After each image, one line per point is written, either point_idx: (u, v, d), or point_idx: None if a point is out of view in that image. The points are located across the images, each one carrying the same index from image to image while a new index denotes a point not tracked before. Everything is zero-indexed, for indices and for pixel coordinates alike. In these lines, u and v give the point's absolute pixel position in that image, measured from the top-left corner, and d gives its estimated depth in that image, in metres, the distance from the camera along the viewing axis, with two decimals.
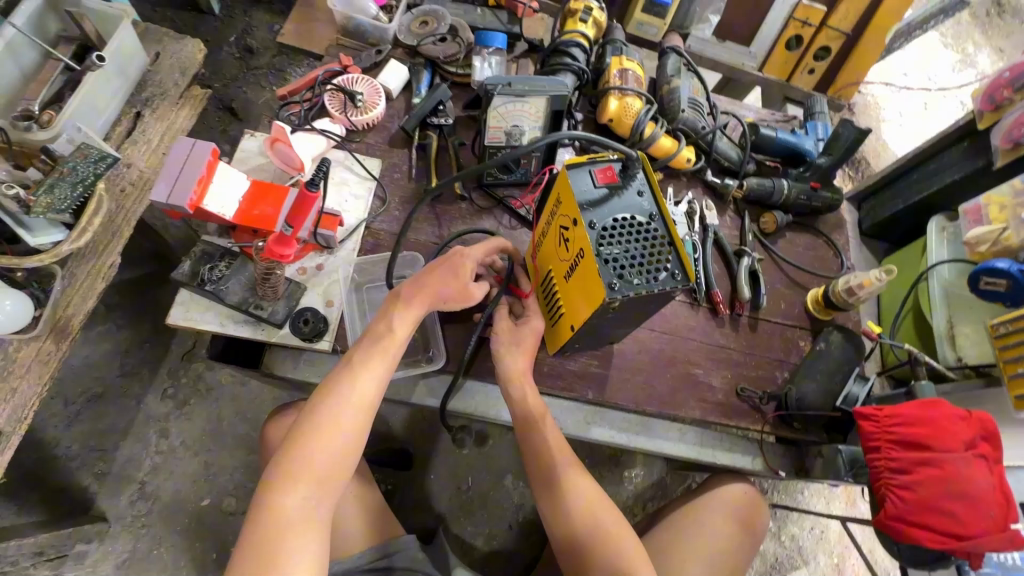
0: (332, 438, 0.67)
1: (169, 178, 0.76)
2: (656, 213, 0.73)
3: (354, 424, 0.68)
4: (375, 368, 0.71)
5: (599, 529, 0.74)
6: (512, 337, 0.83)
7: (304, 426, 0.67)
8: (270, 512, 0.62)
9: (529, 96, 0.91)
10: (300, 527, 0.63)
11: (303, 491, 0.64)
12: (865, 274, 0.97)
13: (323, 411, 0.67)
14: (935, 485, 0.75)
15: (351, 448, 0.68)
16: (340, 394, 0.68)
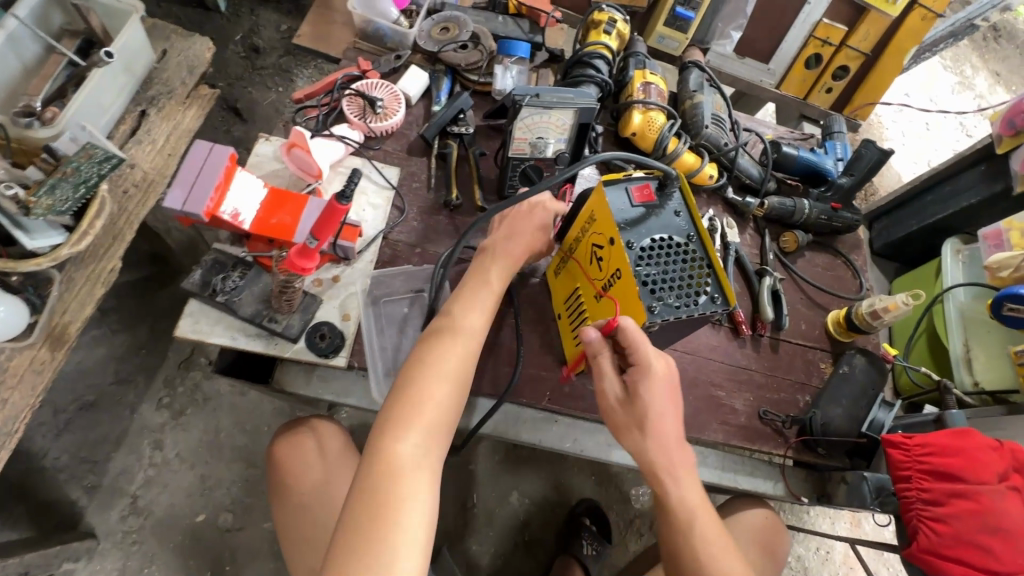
0: (440, 381, 0.66)
1: (184, 184, 0.72)
2: (694, 233, 0.71)
3: (460, 368, 0.68)
4: (474, 317, 0.72)
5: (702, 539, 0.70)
6: (632, 415, 0.67)
7: (414, 372, 0.66)
8: (383, 458, 0.60)
9: (556, 109, 0.88)
10: (415, 472, 0.60)
11: (415, 434, 0.62)
12: (891, 298, 0.95)
13: (429, 360, 0.67)
14: (970, 518, 0.73)
15: (457, 397, 0.67)
16: (449, 344, 0.69)
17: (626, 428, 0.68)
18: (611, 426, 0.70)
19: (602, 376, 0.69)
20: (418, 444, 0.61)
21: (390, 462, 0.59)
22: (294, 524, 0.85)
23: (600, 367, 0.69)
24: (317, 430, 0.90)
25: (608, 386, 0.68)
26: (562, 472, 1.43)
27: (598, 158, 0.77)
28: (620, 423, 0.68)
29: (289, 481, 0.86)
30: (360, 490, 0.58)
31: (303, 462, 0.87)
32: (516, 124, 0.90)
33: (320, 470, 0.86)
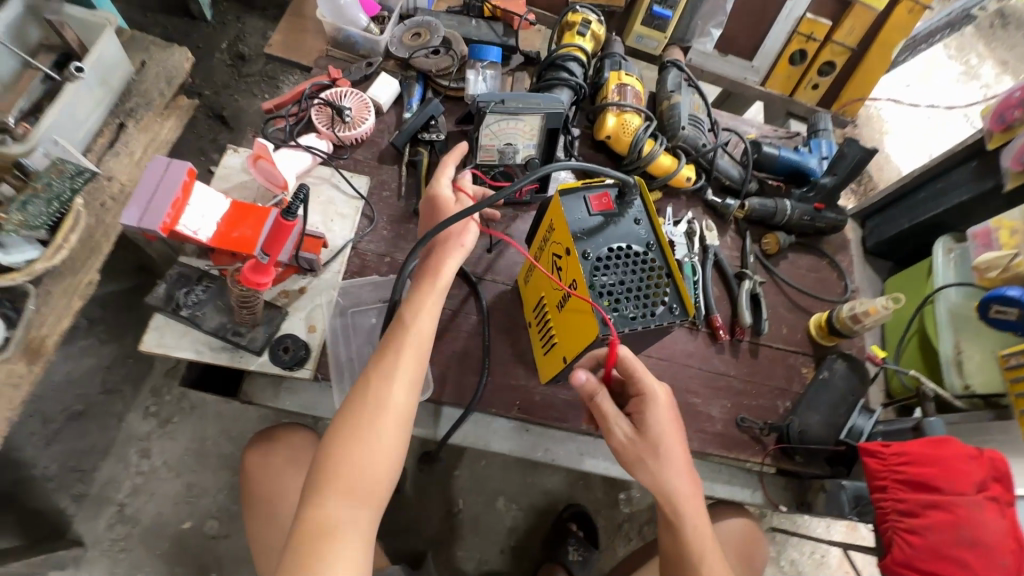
0: (373, 452, 0.60)
1: (140, 200, 0.72)
2: (654, 242, 0.70)
3: (395, 434, 0.61)
4: (405, 370, 0.64)
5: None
6: (647, 448, 0.66)
7: (346, 426, 0.61)
8: (311, 522, 0.57)
9: (523, 114, 0.87)
10: (342, 538, 0.56)
11: (343, 495, 0.58)
12: (870, 302, 0.93)
13: (364, 409, 0.61)
14: (946, 531, 0.71)
15: (393, 448, 0.61)
16: (376, 414, 0.61)
17: (642, 463, 0.67)
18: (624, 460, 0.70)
19: (608, 416, 0.67)
20: (355, 517, 0.58)
21: (322, 529, 0.56)
22: (264, 533, 0.85)
23: (602, 406, 0.68)
24: (290, 439, 0.91)
25: (614, 422, 0.67)
26: (549, 477, 1.42)
27: (555, 168, 0.70)
28: (631, 458, 0.68)
29: (260, 490, 0.87)
30: (291, 559, 0.56)
31: (274, 471, 0.88)
32: (482, 131, 0.89)
33: (290, 479, 0.87)
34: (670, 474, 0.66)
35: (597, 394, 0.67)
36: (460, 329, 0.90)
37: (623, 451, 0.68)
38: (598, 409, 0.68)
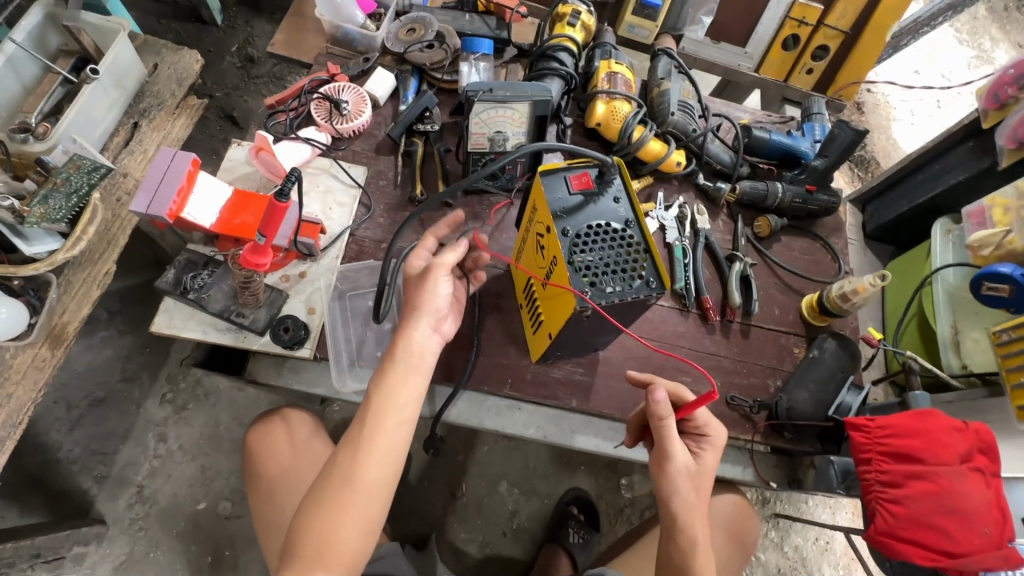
0: (348, 530, 0.62)
1: (149, 189, 0.77)
2: (632, 219, 0.72)
3: (369, 511, 0.63)
4: (382, 441, 0.65)
5: None
6: (699, 478, 0.74)
7: (330, 494, 0.63)
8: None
9: (512, 102, 0.90)
10: None
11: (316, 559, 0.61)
12: (859, 280, 0.94)
13: (342, 474, 0.64)
14: (927, 500, 0.72)
15: (369, 515, 0.63)
16: (347, 492, 0.63)
17: (683, 486, 0.73)
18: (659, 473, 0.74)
19: (673, 445, 0.72)
20: None
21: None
22: (266, 505, 0.90)
23: (671, 436, 0.72)
24: (290, 418, 0.96)
25: (677, 452, 0.72)
26: (551, 462, 1.44)
27: (531, 148, 0.76)
28: (677, 485, 0.72)
29: (262, 466, 0.92)
30: None
31: (273, 448, 0.93)
32: (472, 119, 0.92)
33: (289, 454, 0.92)
34: (693, 496, 0.73)
35: (665, 421, 0.72)
36: None
37: (668, 476, 0.73)
38: (666, 436, 0.72)
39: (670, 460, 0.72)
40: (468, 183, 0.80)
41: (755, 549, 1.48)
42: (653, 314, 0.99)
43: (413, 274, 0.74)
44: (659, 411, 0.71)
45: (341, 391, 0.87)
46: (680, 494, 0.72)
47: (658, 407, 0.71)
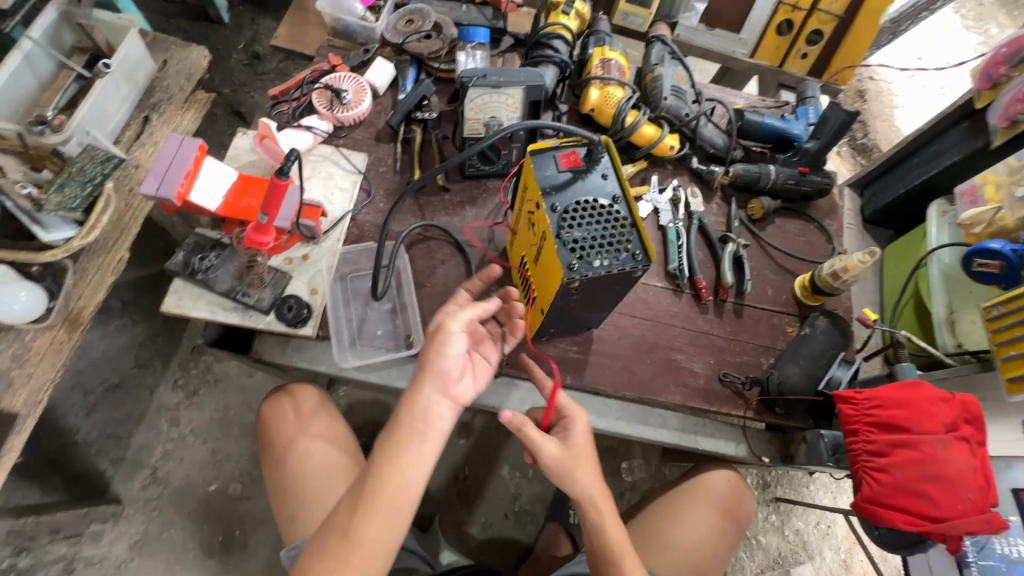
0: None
1: (157, 173, 0.81)
2: (619, 195, 0.74)
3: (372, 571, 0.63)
4: (389, 500, 0.63)
5: None
6: (573, 460, 0.75)
7: (335, 547, 0.63)
8: None
9: (506, 88, 0.92)
10: None
11: None
12: (849, 258, 0.96)
13: (353, 531, 0.63)
14: (912, 467, 0.73)
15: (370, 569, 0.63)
16: (349, 553, 0.62)
17: (570, 475, 0.75)
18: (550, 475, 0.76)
19: (537, 443, 0.74)
20: None
21: None
22: (275, 473, 0.94)
23: (534, 436, 0.74)
24: (298, 392, 1.00)
25: (543, 446, 0.74)
26: None
27: (528, 125, 0.85)
28: (561, 475, 0.75)
29: (271, 436, 0.97)
30: None
31: (282, 419, 0.97)
32: (468, 105, 0.95)
33: (297, 425, 0.97)
34: (586, 483, 0.75)
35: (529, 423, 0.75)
36: (451, 292, 0.97)
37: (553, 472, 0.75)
38: (530, 440, 0.74)
39: (544, 457, 0.74)
40: (463, 157, 0.89)
41: (756, 533, 1.49)
42: (647, 294, 1.02)
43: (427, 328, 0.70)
44: (517, 422, 0.74)
45: (343, 366, 0.90)
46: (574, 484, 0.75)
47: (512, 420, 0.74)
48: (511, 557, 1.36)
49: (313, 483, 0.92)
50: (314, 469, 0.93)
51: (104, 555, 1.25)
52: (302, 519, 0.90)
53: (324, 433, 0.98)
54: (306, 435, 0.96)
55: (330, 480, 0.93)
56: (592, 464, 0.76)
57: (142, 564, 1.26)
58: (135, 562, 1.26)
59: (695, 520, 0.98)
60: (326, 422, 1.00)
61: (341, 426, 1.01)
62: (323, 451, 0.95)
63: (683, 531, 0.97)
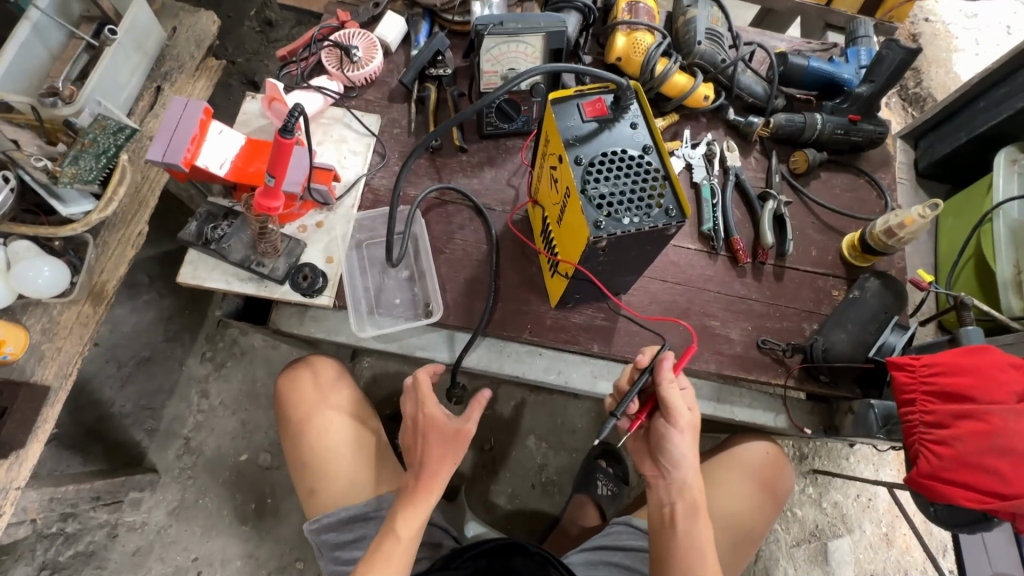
0: None
1: (164, 137, 0.78)
2: (651, 146, 0.68)
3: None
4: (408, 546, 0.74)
5: None
6: (696, 432, 0.72)
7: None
8: None
9: (524, 35, 0.86)
10: None
11: None
12: (906, 213, 0.87)
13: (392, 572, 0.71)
14: (977, 440, 0.66)
15: None
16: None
17: (685, 447, 0.71)
18: (660, 437, 0.72)
19: (677, 406, 0.69)
20: None
21: None
22: (293, 445, 0.94)
23: (675, 398, 0.69)
24: (316, 365, 0.99)
25: (681, 411, 0.69)
26: (579, 417, 1.43)
27: (550, 68, 0.76)
28: (678, 445, 0.71)
29: (290, 408, 0.95)
30: None
31: (300, 393, 0.96)
32: (484, 56, 0.88)
33: (316, 397, 0.96)
34: (693, 459, 0.72)
35: (674, 385, 0.69)
36: (470, 259, 0.93)
37: (669, 437, 0.71)
38: (671, 402, 0.69)
39: (678, 422, 0.70)
40: (482, 105, 0.79)
41: (792, 505, 1.44)
42: (679, 258, 0.95)
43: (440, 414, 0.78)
44: (667, 376, 0.69)
45: (361, 336, 0.88)
46: (676, 454, 0.71)
47: (665, 373, 0.69)
48: (538, 528, 1.34)
49: (333, 456, 0.91)
50: (333, 443, 0.93)
51: (144, 521, 1.29)
52: (323, 492, 0.90)
53: (342, 405, 0.96)
54: (323, 408, 0.95)
55: (349, 454, 0.92)
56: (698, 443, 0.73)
57: (181, 529, 1.30)
58: (174, 527, 1.30)
59: (731, 494, 0.93)
60: (344, 394, 0.98)
61: (359, 397, 0.99)
62: (340, 424, 0.94)
63: (718, 505, 0.92)
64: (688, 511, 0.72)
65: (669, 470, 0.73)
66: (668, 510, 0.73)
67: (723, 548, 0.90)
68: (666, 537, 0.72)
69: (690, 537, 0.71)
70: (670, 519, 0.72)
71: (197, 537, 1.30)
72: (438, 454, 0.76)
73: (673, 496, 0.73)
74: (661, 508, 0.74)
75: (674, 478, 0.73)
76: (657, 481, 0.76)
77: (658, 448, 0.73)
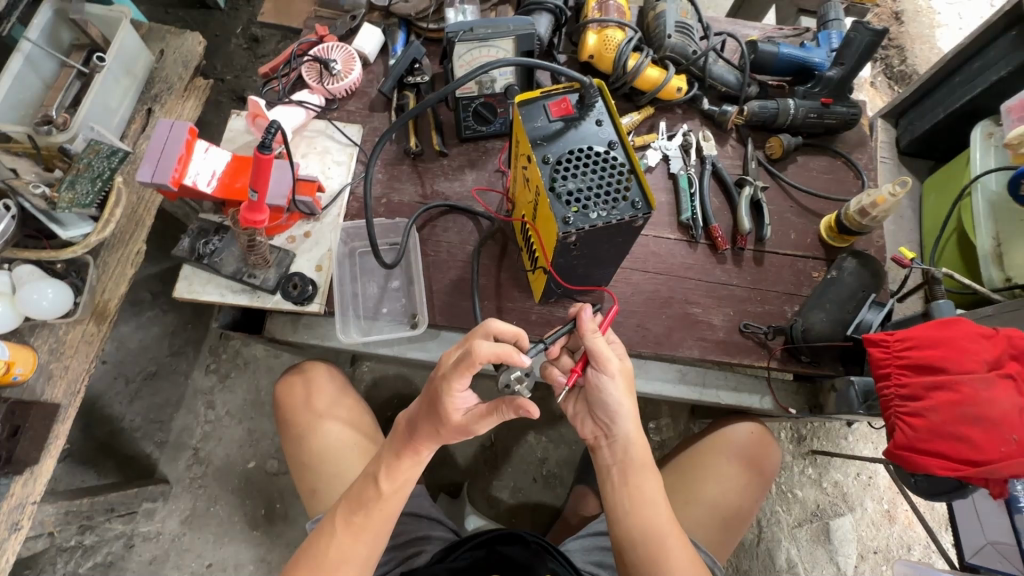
0: (377, 519, 0.71)
1: (152, 160, 0.82)
2: (616, 141, 0.70)
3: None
4: (396, 473, 0.71)
5: (668, 542, 0.72)
6: (630, 381, 0.72)
7: (368, 493, 0.71)
8: (328, 551, 0.71)
9: (494, 40, 0.89)
10: (350, 562, 0.71)
11: (346, 531, 0.71)
12: (877, 192, 0.89)
13: (389, 484, 0.71)
14: (948, 410, 0.68)
15: (382, 519, 0.72)
16: (343, 570, 0.70)
17: (619, 394, 0.70)
18: (594, 391, 0.71)
19: (603, 354, 0.68)
20: (366, 546, 0.71)
21: (339, 558, 0.70)
22: (294, 452, 0.97)
23: (601, 345, 0.68)
24: (310, 371, 1.02)
25: (610, 357, 0.69)
26: None
27: (521, 63, 0.78)
28: (614, 394, 0.70)
29: (288, 414, 0.99)
30: (306, 553, 0.72)
31: (296, 401, 1.00)
32: (457, 62, 0.91)
33: (311, 404, 0.99)
34: (631, 409, 0.72)
35: (598, 333, 0.69)
36: (456, 259, 0.95)
37: (605, 387, 0.70)
38: (598, 350, 0.68)
39: (609, 373, 0.69)
40: (450, 90, 0.82)
41: (792, 487, 1.45)
42: (660, 248, 0.97)
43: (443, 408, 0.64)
44: (590, 328, 0.68)
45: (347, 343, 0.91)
46: (614, 408, 0.71)
47: (587, 324, 0.68)
48: (542, 520, 1.37)
49: (329, 457, 0.95)
50: (331, 449, 0.96)
51: (158, 531, 1.33)
52: (324, 492, 0.93)
53: (338, 413, 1.00)
54: (321, 414, 0.98)
55: (347, 454, 0.96)
56: (635, 393, 0.72)
57: (194, 537, 1.34)
58: (187, 535, 1.33)
59: (717, 477, 0.97)
60: (337, 401, 1.01)
61: (356, 403, 1.03)
62: (337, 428, 0.98)
63: (704, 489, 0.96)
64: (640, 474, 0.74)
65: (611, 425, 0.73)
66: (615, 468, 0.75)
67: (715, 529, 0.93)
68: (617, 495, 0.74)
69: (639, 493, 0.73)
70: (621, 479, 0.74)
71: (210, 544, 1.33)
72: (432, 432, 0.67)
73: (620, 456, 0.74)
74: (610, 466, 0.75)
75: (618, 433, 0.73)
76: (601, 440, 0.76)
77: (597, 402, 0.72)
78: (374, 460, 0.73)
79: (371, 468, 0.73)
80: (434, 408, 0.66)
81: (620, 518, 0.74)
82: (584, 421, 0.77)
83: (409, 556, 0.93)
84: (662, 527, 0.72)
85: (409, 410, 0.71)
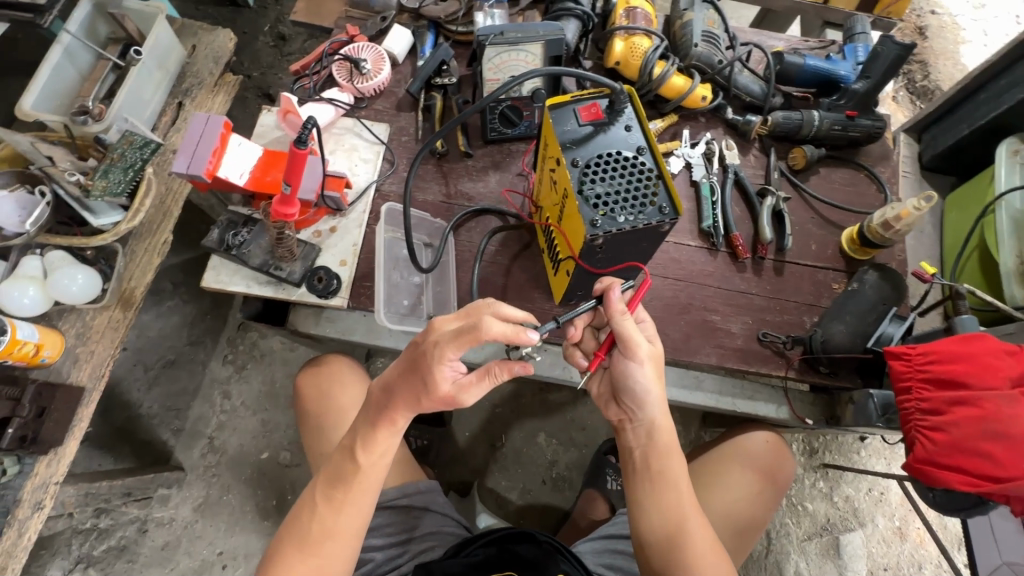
0: (356, 493, 0.72)
1: (186, 153, 0.84)
2: (644, 147, 0.71)
3: (338, 563, 0.72)
4: (371, 445, 0.71)
5: (690, 528, 0.72)
6: (659, 365, 0.72)
7: (347, 468, 0.72)
8: (314, 526, 0.72)
9: (523, 44, 0.90)
10: (334, 536, 0.71)
11: (329, 506, 0.72)
12: (902, 205, 0.89)
13: (365, 458, 0.71)
14: (970, 425, 0.68)
15: (363, 492, 0.72)
16: (328, 545, 0.71)
17: (648, 381, 0.70)
18: (621, 374, 0.72)
19: (633, 337, 0.68)
20: (349, 522, 0.72)
21: (320, 532, 0.71)
22: (313, 442, 0.99)
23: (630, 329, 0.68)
24: (332, 364, 1.04)
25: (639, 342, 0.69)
26: (588, 414, 1.46)
27: (552, 70, 0.79)
28: (642, 379, 0.70)
29: (307, 403, 1.01)
30: (292, 526, 0.73)
31: (317, 392, 1.01)
32: (486, 65, 0.93)
33: (330, 394, 1.01)
34: (657, 393, 0.72)
35: (627, 316, 0.69)
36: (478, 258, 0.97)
37: (632, 371, 0.70)
38: (626, 333, 0.68)
39: (636, 356, 0.69)
40: (484, 103, 0.85)
41: (802, 499, 1.44)
42: (680, 255, 0.98)
43: (432, 378, 0.64)
44: (618, 309, 0.68)
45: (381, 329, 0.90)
46: (640, 392, 0.71)
47: (615, 304, 0.68)
48: (551, 522, 1.37)
49: None
50: None
51: (172, 517, 1.35)
52: None
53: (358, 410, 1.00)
54: (338, 406, 1.00)
55: None
56: (664, 380, 0.73)
57: (205, 525, 1.35)
58: (199, 523, 1.35)
59: (733, 486, 0.96)
60: (355, 394, 1.02)
61: None
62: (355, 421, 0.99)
63: (719, 497, 0.95)
64: (665, 458, 0.73)
65: (637, 410, 0.73)
66: (638, 451, 0.75)
67: (726, 536, 0.93)
68: (641, 478, 0.74)
69: (664, 478, 0.73)
70: (644, 461, 0.74)
71: (221, 532, 1.35)
72: (411, 401, 0.67)
73: (645, 439, 0.74)
74: (633, 449, 0.75)
75: (641, 417, 0.73)
76: (625, 423, 0.76)
77: (623, 387, 0.73)
78: (349, 432, 0.74)
79: (349, 442, 0.74)
80: (419, 377, 0.65)
81: (642, 503, 0.73)
82: (608, 404, 0.78)
83: (421, 551, 0.93)
84: (682, 511, 0.72)
85: (384, 378, 0.71)
